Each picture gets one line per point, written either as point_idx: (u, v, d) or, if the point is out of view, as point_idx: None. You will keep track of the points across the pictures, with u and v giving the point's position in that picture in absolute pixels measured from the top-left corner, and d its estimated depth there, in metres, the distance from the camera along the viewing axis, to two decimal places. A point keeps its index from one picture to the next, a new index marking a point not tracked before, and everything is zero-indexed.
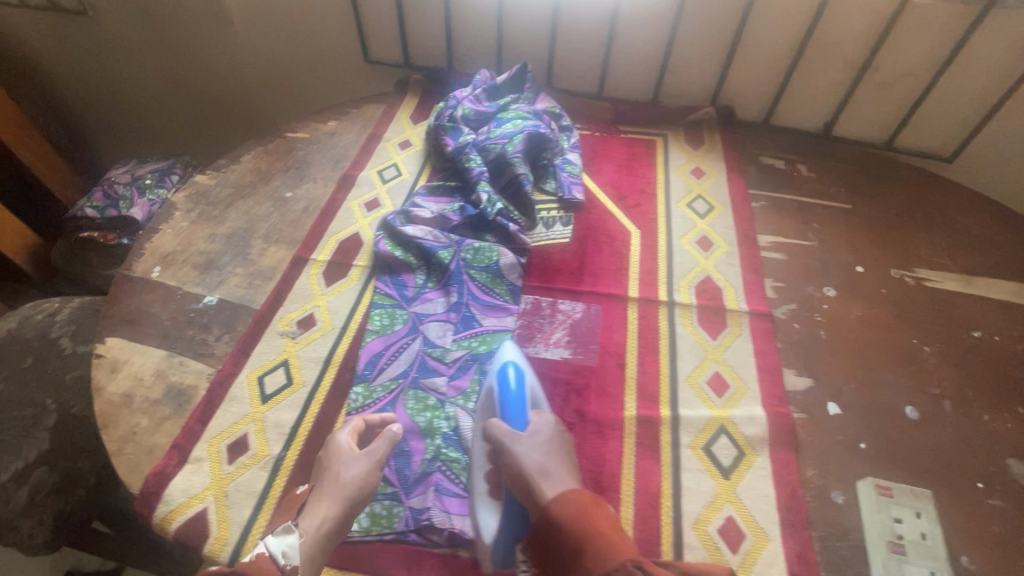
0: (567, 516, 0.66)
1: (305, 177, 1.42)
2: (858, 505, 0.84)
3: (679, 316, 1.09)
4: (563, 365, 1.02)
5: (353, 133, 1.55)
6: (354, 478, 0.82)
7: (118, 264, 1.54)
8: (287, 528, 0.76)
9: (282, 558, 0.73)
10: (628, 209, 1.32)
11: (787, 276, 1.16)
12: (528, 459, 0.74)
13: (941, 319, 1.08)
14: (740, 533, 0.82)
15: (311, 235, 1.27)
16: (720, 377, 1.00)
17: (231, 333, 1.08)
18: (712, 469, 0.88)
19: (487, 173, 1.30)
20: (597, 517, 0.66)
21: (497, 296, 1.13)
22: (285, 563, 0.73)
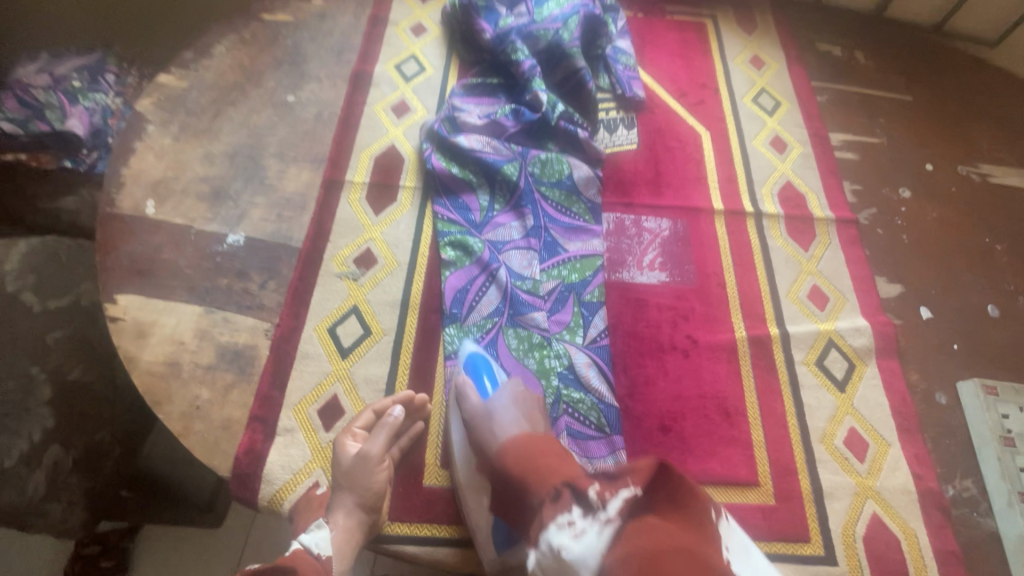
0: (520, 463, 0.66)
1: (306, 75, 1.15)
2: (961, 405, 0.88)
3: (768, 228, 1.04)
4: (662, 289, 0.96)
5: (349, 14, 1.25)
6: (371, 468, 0.72)
7: (73, 195, 1.21)
8: (317, 524, 0.70)
9: (313, 551, 0.68)
10: (692, 107, 1.19)
11: (862, 178, 1.12)
12: (490, 425, 0.73)
13: (1005, 216, 1.10)
14: (864, 442, 0.84)
15: (337, 150, 1.06)
16: (819, 290, 0.98)
17: (277, 278, 0.91)
18: (828, 384, 0.89)
19: (539, 67, 1.11)
20: (539, 457, 0.66)
21: (576, 216, 1.01)
22: (319, 553, 0.68)
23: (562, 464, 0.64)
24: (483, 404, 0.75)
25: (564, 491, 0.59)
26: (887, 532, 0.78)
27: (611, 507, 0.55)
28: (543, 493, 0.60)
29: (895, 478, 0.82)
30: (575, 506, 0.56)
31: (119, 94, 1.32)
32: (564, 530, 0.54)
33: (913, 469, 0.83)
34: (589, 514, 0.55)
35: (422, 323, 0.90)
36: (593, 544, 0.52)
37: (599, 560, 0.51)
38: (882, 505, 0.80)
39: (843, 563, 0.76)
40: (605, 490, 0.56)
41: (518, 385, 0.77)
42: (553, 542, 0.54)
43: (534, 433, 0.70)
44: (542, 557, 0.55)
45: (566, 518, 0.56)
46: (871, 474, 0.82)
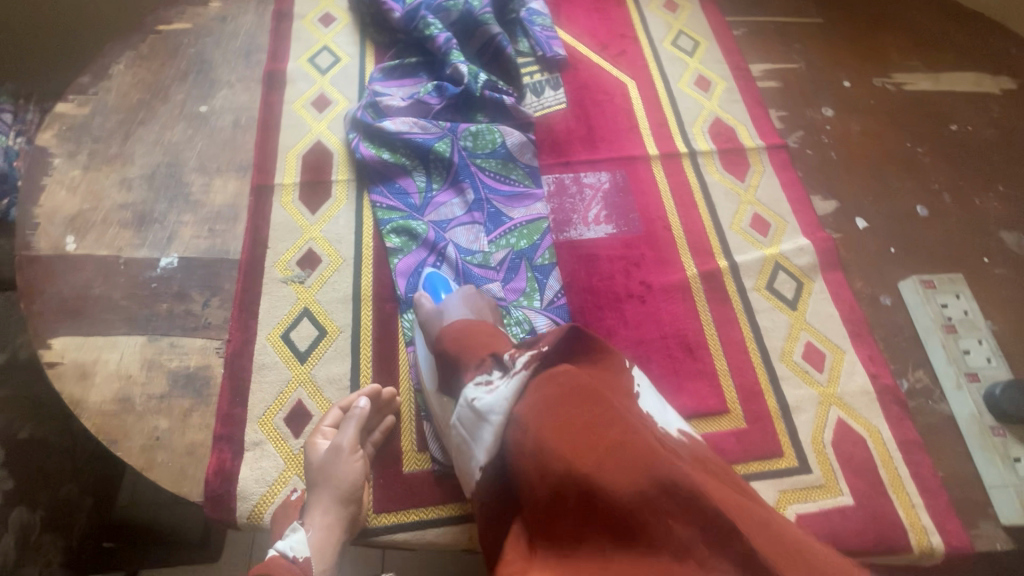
0: (454, 342, 0.68)
1: (215, 82, 1.11)
2: (905, 303, 0.92)
3: (704, 165, 1.06)
4: (611, 241, 0.97)
5: (252, 14, 1.21)
6: (340, 460, 0.72)
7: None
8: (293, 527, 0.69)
9: (290, 553, 0.66)
10: (614, 58, 1.19)
11: (786, 103, 1.15)
12: (439, 320, 0.76)
13: (923, 119, 1.15)
14: (821, 353, 0.88)
15: (261, 154, 1.02)
16: (760, 218, 1.00)
17: (220, 294, 0.88)
18: (781, 305, 0.92)
19: (455, 39, 1.09)
20: (471, 336, 0.68)
21: (516, 183, 1.01)
22: (296, 556, 0.66)
23: (492, 339, 0.66)
24: (435, 308, 0.78)
25: (487, 358, 0.64)
26: (852, 433, 0.82)
27: (518, 362, 0.60)
28: (470, 361, 0.64)
29: (854, 382, 0.86)
30: (495, 367, 0.62)
31: (20, 133, 1.20)
32: (480, 385, 0.61)
33: (868, 370, 0.87)
34: (504, 372, 0.60)
35: (377, 315, 0.88)
36: (504, 394, 0.58)
37: (505, 405, 0.58)
38: (845, 409, 0.83)
39: (817, 470, 0.79)
40: (518, 352, 0.62)
41: (472, 288, 0.79)
42: (470, 397, 0.61)
43: (478, 319, 0.72)
44: (463, 410, 0.62)
45: (484, 376, 0.62)
46: (831, 382, 0.85)
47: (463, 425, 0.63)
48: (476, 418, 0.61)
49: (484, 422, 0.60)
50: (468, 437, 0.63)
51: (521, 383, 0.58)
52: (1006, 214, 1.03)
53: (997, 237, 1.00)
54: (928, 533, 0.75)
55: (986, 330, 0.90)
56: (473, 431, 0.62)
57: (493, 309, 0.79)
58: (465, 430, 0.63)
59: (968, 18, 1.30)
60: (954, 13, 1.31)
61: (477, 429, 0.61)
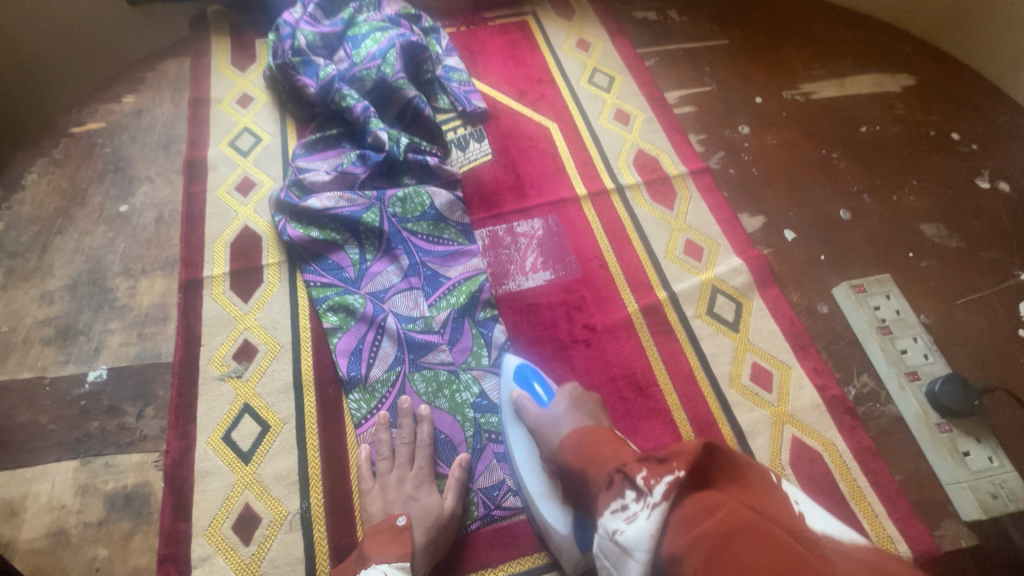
0: (575, 456, 0.66)
1: (134, 179, 1.09)
2: (841, 308, 0.95)
3: (632, 198, 1.08)
4: (551, 287, 0.97)
5: (168, 103, 1.20)
6: (427, 497, 0.76)
7: None
8: (397, 563, 0.66)
9: None
10: (534, 104, 1.21)
11: (705, 126, 1.19)
12: (554, 429, 0.73)
13: (834, 125, 1.19)
14: (768, 372, 0.89)
15: (187, 249, 1.00)
16: (693, 243, 1.02)
17: (154, 402, 0.85)
18: (723, 329, 0.93)
19: (373, 107, 1.10)
20: (595, 448, 0.65)
21: (450, 242, 1.00)
22: None
23: (616, 451, 0.63)
24: (543, 413, 0.75)
25: (616, 477, 0.58)
26: (809, 449, 0.82)
27: (658, 491, 0.53)
28: (601, 479, 0.60)
29: (803, 396, 0.87)
30: (627, 489, 0.56)
31: None
32: (618, 515, 0.55)
33: (815, 382, 0.88)
34: (641, 499, 0.53)
35: (320, 400, 0.86)
36: (644, 527, 0.52)
37: (649, 544, 0.51)
38: (798, 426, 0.84)
39: None
40: (651, 475, 0.54)
41: (574, 387, 0.76)
42: (609, 528, 0.55)
43: (594, 425, 0.70)
44: (603, 539, 0.57)
45: (619, 502, 0.56)
46: (781, 401, 0.86)
47: (607, 556, 0.57)
48: (620, 554, 0.54)
49: (629, 557, 0.53)
50: (614, 569, 0.56)
51: (665, 519, 0.51)
52: (923, 207, 1.07)
53: (918, 230, 1.04)
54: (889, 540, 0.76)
55: (919, 326, 0.92)
56: (617, 566, 0.55)
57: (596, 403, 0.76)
58: (609, 561, 0.57)
59: (859, 24, 1.37)
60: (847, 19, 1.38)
61: (622, 563, 0.55)
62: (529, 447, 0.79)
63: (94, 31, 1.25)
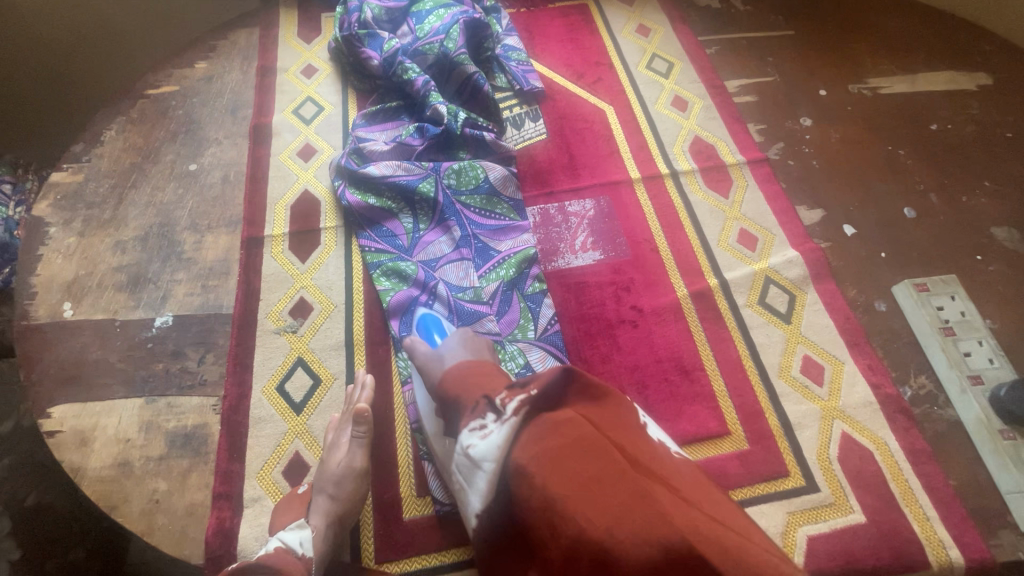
0: (449, 384, 0.66)
1: (203, 141, 1.13)
2: (901, 307, 0.91)
3: (687, 184, 1.06)
4: (600, 267, 0.97)
5: (237, 71, 1.24)
6: (343, 462, 0.76)
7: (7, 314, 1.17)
8: (295, 523, 0.70)
9: (297, 551, 0.67)
10: (591, 86, 1.21)
11: (765, 117, 1.16)
12: (439, 365, 0.71)
13: (902, 122, 1.15)
14: (819, 366, 0.86)
15: (250, 208, 1.04)
16: (747, 233, 1.00)
17: (215, 350, 0.89)
18: (775, 319, 0.91)
19: (433, 81, 1.11)
20: (468, 377, 0.65)
21: (501, 217, 1.01)
22: (303, 554, 0.67)
23: (493, 380, 0.63)
24: (432, 351, 0.74)
25: (481, 401, 0.61)
26: (858, 446, 0.80)
27: (510, 408, 0.58)
28: (466, 401, 0.62)
29: (855, 393, 0.84)
30: (488, 412, 0.59)
31: (20, 203, 1.25)
32: (473, 432, 0.58)
33: (869, 380, 0.85)
34: (498, 418, 0.58)
35: (371, 360, 0.89)
36: (496, 441, 0.57)
37: (498, 454, 0.57)
38: (849, 423, 0.82)
39: (824, 488, 0.77)
40: (509, 395, 0.59)
41: (466, 333, 0.74)
42: (465, 445, 0.60)
43: (478, 359, 0.68)
44: (459, 456, 0.61)
45: (478, 421, 0.60)
46: (832, 396, 0.84)
47: (460, 469, 0.61)
48: (470, 466, 0.59)
49: (478, 468, 0.59)
50: (466, 481, 0.61)
51: (514, 432, 0.56)
52: (994, 210, 1.02)
53: (989, 233, 1.00)
54: (807, 523, 0.75)
55: (986, 330, 0.88)
56: (467, 479, 0.61)
57: (490, 349, 0.75)
58: (464, 475, 0.61)
59: (937, 18, 1.31)
60: (922, 13, 1.33)
61: (471, 475, 0.60)
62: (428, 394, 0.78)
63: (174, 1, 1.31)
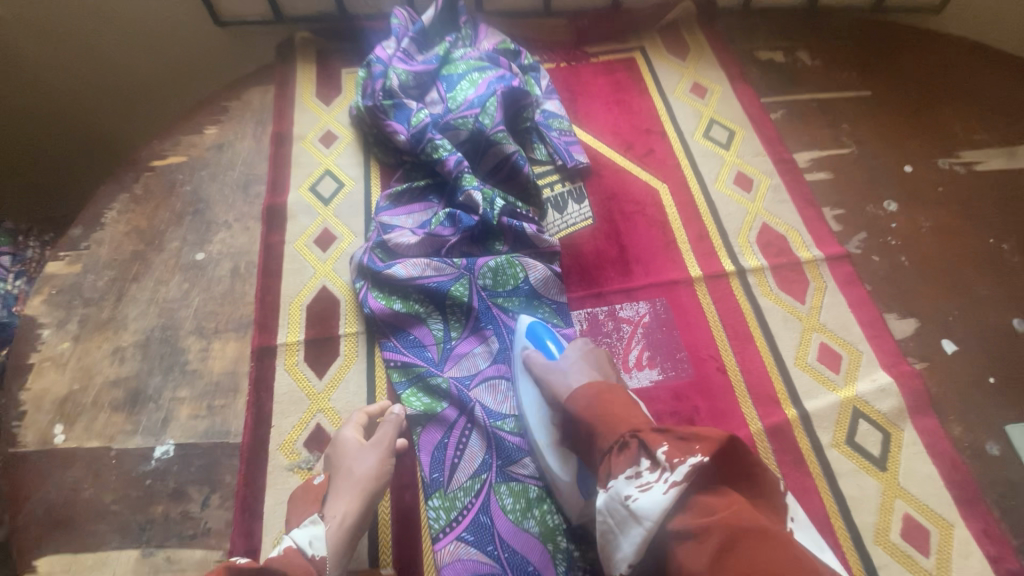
0: (587, 411, 0.67)
1: (212, 224, 1.03)
2: (1017, 454, 0.78)
3: (755, 285, 0.93)
4: (658, 391, 0.84)
5: (250, 137, 1.14)
6: (369, 469, 0.71)
7: None
8: (311, 520, 0.65)
9: (308, 551, 0.62)
10: (641, 159, 1.08)
11: (842, 198, 1.02)
12: (561, 380, 0.75)
13: (1003, 207, 1.00)
14: (923, 529, 0.73)
15: (263, 309, 0.93)
16: (829, 348, 0.87)
17: (219, 490, 0.78)
18: (866, 465, 0.78)
19: (466, 160, 0.99)
20: (608, 404, 0.67)
21: (544, 324, 0.89)
22: (313, 555, 0.61)
23: (631, 415, 0.65)
24: (548, 363, 0.78)
25: (632, 442, 0.61)
26: None
27: (679, 471, 0.55)
28: (611, 441, 0.63)
29: (970, 567, 0.71)
30: (644, 460, 0.58)
31: (20, 275, 1.14)
32: (632, 482, 0.57)
33: (986, 550, 0.72)
34: (658, 471, 0.57)
35: (396, 510, 0.77)
36: (662, 498, 0.55)
37: (660, 513, 0.54)
38: None
39: None
40: (675, 453, 0.57)
41: (587, 345, 0.77)
42: (622, 492, 0.57)
43: (603, 381, 0.71)
44: (611, 499, 0.59)
45: (635, 470, 0.58)
46: (941, 569, 0.71)
47: (611, 515, 0.59)
48: (626, 518, 0.57)
49: (636, 523, 0.56)
50: (614, 527, 0.58)
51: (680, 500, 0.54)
52: None
53: None
54: None
55: None
56: (619, 526, 0.58)
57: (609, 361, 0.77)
58: (613, 520, 0.59)
59: None
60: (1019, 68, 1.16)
61: (625, 526, 0.57)
62: (536, 397, 0.80)
63: (187, 39, 1.21)
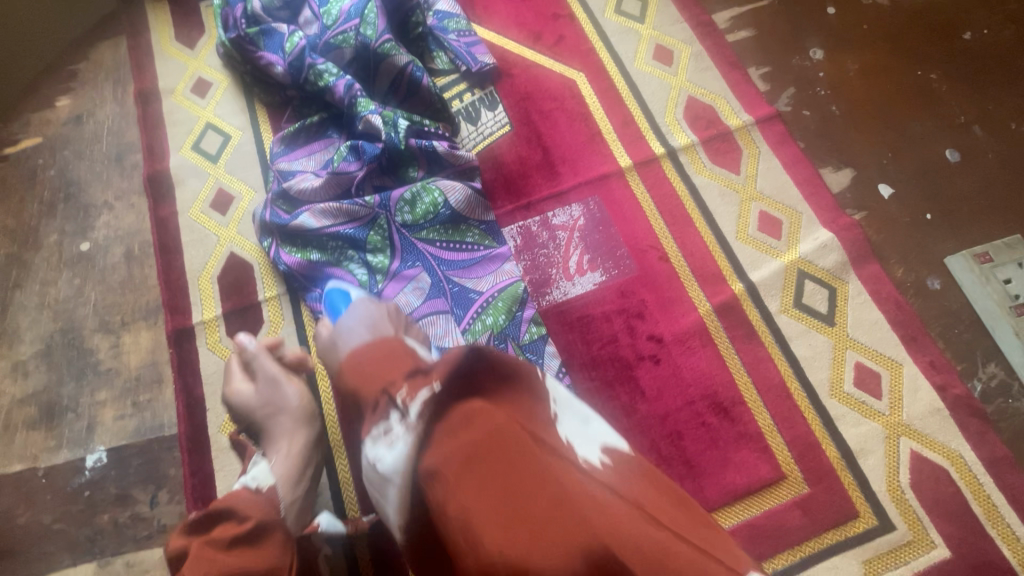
0: (350, 374, 0.52)
1: (90, 208, 0.91)
2: (958, 284, 0.78)
3: (688, 163, 0.88)
4: (603, 293, 0.81)
5: (110, 101, 0.98)
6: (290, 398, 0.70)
7: None
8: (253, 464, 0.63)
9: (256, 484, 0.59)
10: (552, 49, 0.98)
11: (767, 55, 0.95)
12: (335, 350, 0.57)
13: (928, 35, 0.95)
14: (874, 374, 0.74)
15: (169, 289, 0.84)
16: (769, 216, 0.84)
17: (168, 484, 0.74)
18: (816, 324, 0.77)
19: (358, 82, 0.88)
20: (371, 359, 0.52)
21: (476, 247, 0.83)
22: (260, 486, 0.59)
23: (400, 364, 0.51)
24: (330, 329, 0.60)
25: (383, 399, 0.48)
26: (930, 465, 0.70)
27: (413, 410, 0.45)
28: (370, 400, 0.49)
29: (920, 401, 0.73)
30: (391, 410, 0.46)
31: None
32: (376, 440, 0.46)
33: (933, 381, 0.74)
34: (400, 418, 0.46)
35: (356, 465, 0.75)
36: (401, 454, 0.45)
37: (404, 465, 0.44)
38: (917, 439, 0.71)
39: (901, 524, 0.68)
40: (410, 391, 0.47)
41: (386, 308, 0.61)
42: (370, 457, 0.47)
43: (380, 338, 0.55)
44: (368, 470, 0.49)
45: (380, 424, 0.47)
46: (894, 408, 0.73)
47: (374, 486, 0.50)
48: (381, 481, 0.47)
49: (388, 483, 0.47)
50: (380, 498, 0.49)
51: (418, 442, 0.44)
52: None
53: None
54: (885, 570, 0.67)
55: None
56: (381, 494, 0.49)
57: (397, 317, 0.62)
58: (376, 491, 0.49)
59: None
60: None
61: (383, 490, 0.48)
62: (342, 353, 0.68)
63: None
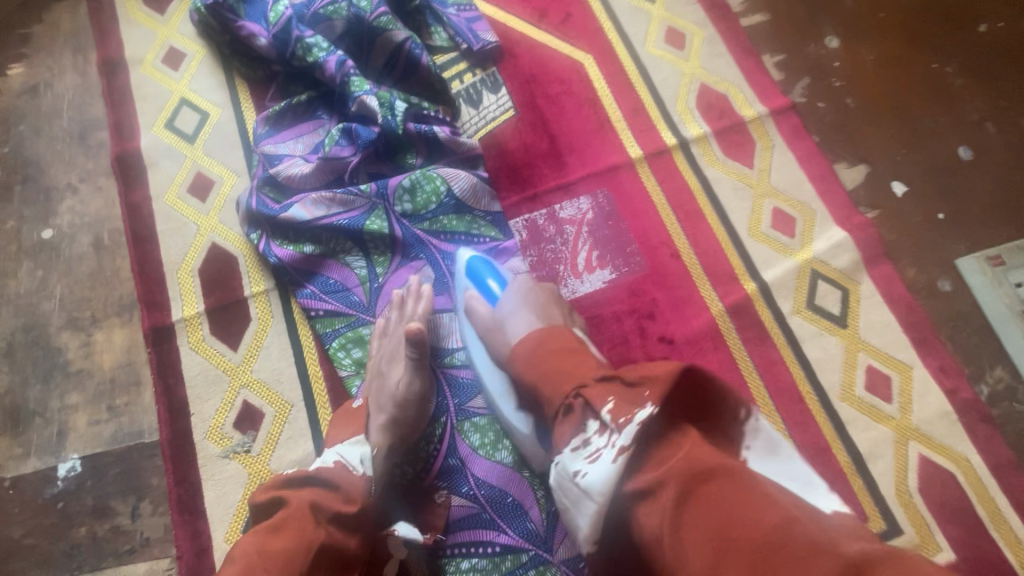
0: (531, 369, 0.57)
1: (50, 191, 0.83)
2: (968, 286, 0.78)
3: (700, 155, 0.84)
4: (614, 291, 0.78)
5: (69, 70, 0.89)
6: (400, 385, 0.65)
7: None
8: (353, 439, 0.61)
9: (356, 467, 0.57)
10: (558, 29, 0.92)
11: (783, 42, 0.91)
12: (503, 334, 0.65)
13: (944, 26, 0.92)
14: (885, 377, 0.74)
15: (144, 283, 0.77)
16: (782, 213, 0.81)
17: (150, 495, 0.69)
18: (828, 326, 0.76)
19: (351, 59, 0.81)
20: (554, 353, 0.57)
21: (480, 240, 0.79)
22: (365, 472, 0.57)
23: (587, 363, 0.54)
24: (492, 312, 0.68)
25: (576, 403, 0.51)
26: (938, 469, 0.70)
27: (627, 432, 0.46)
28: (558, 403, 0.53)
29: (929, 404, 0.73)
30: (590, 422, 0.49)
31: None
32: (579, 454, 0.48)
33: (943, 384, 0.73)
34: (602, 430, 0.48)
35: None
36: (609, 468, 0.45)
37: (608, 484, 0.45)
38: (926, 443, 0.71)
39: (908, 528, 0.69)
40: (618, 410, 0.47)
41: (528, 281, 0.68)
42: (570, 469, 0.48)
43: (550, 327, 0.61)
44: (562, 475, 0.50)
45: (579, 439, 0.49)
46: (904, 412, 0.72)
47: (565, 494, 0.50)
48: (580, 494, 0.48)
49: (587, 498, 0.47)
50: (570, 507, 0.49)
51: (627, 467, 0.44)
52: None
53: None
54: None
55: None
56: (573, 503, 0.49)
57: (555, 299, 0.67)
58: (569, 500, 0.50)
59: None
60: None
61: (577, 502, 0.48)
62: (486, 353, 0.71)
63: None
